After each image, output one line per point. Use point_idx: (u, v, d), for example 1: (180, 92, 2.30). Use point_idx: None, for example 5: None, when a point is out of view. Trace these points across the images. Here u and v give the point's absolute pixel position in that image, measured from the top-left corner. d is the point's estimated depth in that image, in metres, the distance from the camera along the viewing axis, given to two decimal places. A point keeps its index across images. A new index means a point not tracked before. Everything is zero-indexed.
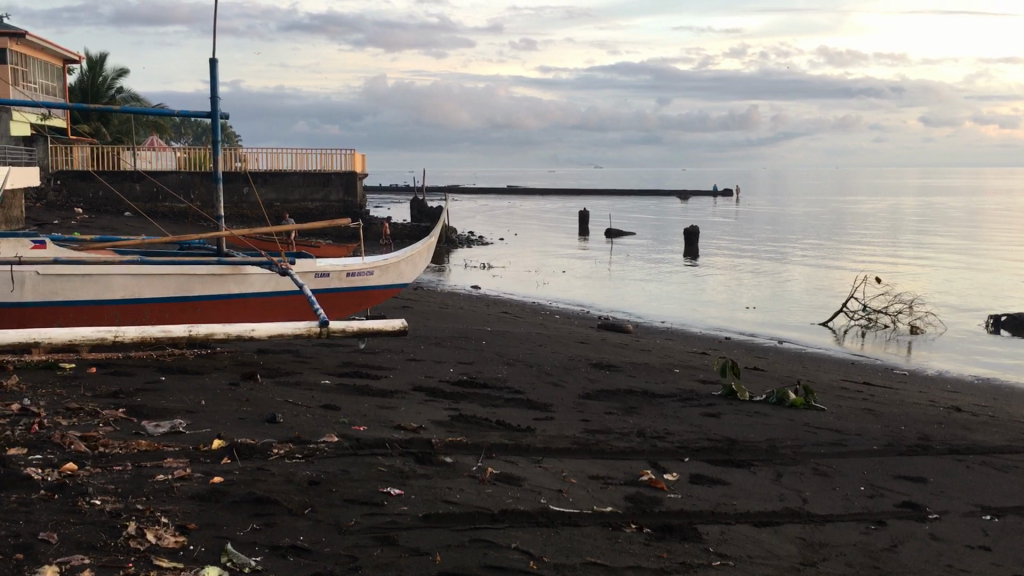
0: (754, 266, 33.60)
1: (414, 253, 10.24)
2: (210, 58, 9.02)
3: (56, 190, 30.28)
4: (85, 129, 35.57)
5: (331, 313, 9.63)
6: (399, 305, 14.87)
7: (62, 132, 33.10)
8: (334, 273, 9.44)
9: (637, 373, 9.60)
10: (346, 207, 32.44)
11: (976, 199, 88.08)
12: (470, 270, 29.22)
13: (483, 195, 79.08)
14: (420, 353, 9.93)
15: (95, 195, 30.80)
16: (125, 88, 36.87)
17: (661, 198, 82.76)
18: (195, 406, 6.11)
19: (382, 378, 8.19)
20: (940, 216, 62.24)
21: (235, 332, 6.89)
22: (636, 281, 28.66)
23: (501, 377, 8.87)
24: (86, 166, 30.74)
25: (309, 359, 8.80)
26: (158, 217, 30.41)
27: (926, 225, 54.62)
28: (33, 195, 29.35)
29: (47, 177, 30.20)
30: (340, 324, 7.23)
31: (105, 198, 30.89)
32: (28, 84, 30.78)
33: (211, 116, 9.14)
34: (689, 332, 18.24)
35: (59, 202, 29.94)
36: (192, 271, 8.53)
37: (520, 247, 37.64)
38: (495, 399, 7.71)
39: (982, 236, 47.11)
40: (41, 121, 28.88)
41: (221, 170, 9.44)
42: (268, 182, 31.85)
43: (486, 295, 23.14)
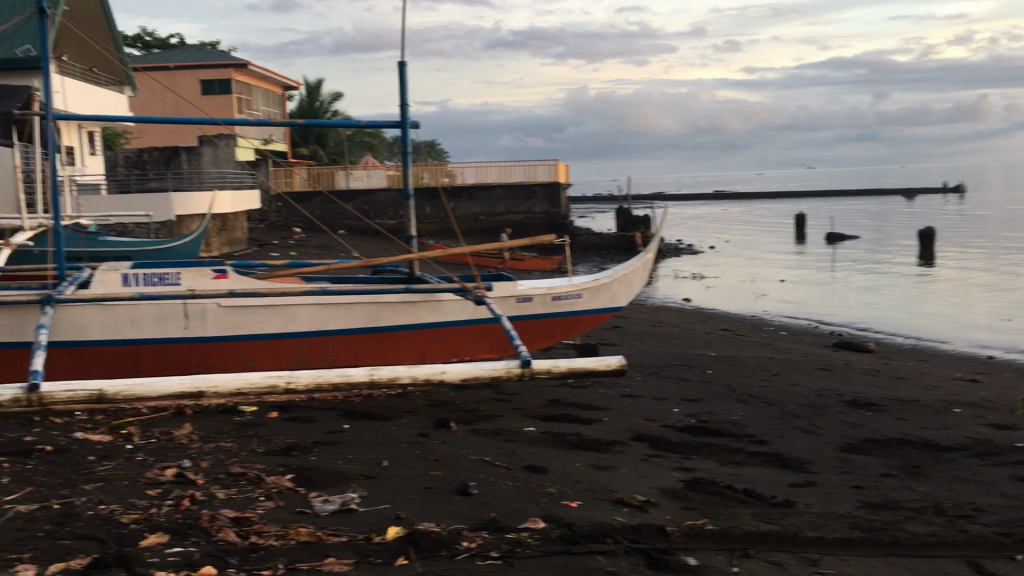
0: (1003, 271, 29.87)
1: (629, 270, 8.92)
2: (397, 61, 8.10)
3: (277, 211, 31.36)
4: (304, 152, 36.85)
5: (536, 341, 8.51)
6: (609, 326, 13.63)
7: (283, 155, 34.40)
8: (537, 297, 8.32)
9: (908, 414, 7.81)
10: (551, 219, 31.67)
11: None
12: (680, 281, 27.63)
13: (688, 201, 76.88)
14: (637, 388, 8.62)
15: (313, 214, 31.70)
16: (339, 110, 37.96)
17: (882, 198, 77.09)
18: (376, 469, 5.08)
19: (595, 424, 6.95)
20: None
21: (423, 373, 5.81)
22: (866, 290, 26.05)
23: (738, 420, 7.41)
24: (305, 187, 31.69)
25: (511, 397, 7.71)
26: (370, 235, 30.85)
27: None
28: (257, 216, 30.52)
29: (269, 199, 31.31)
30: (546, 363, 6.05)
31: (321, 217, 31.71)
32: (252, 111, 32.13)
33: (401, 125, 8.22)
34: (937, 351, 15.96)
35: (280, 223, 30.97)
36: (382, 299, 7.64)
37: (732, 255, 35.56)
38: (734, 454, 6.29)
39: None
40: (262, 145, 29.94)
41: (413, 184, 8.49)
42: (473, 196, 31.58)
43: (701, 308, 21.51)
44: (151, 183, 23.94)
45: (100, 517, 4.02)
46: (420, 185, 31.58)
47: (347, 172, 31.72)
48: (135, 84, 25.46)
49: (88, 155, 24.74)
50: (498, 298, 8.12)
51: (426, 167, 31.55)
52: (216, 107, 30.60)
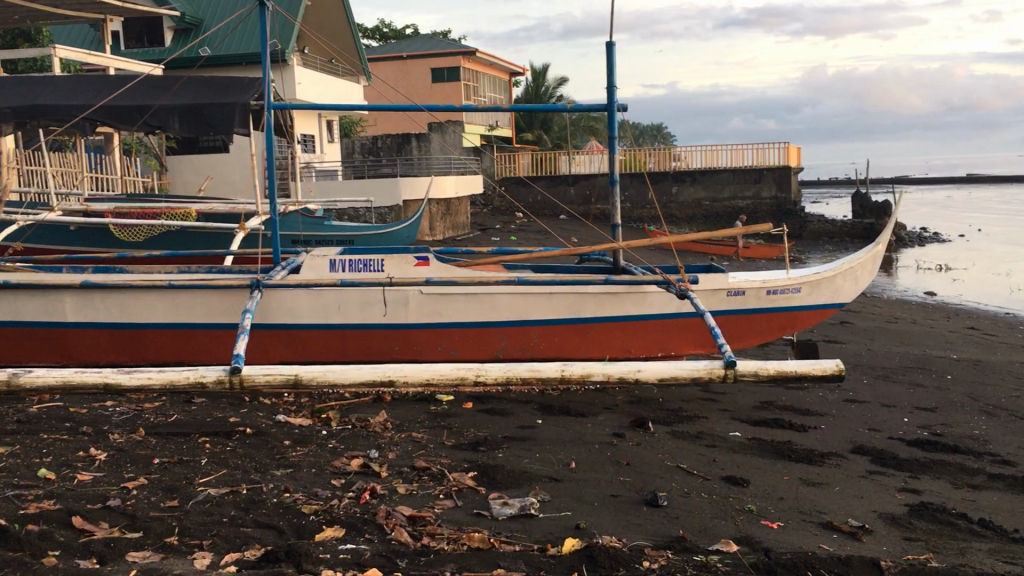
0: None
1: (856, 264, 8.15)
2: (607, 42, 7.79)
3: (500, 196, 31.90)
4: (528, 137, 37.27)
5: (748, 338, 7.97)
6: (837, 322, 12.67)
7: (508, 140, 34.94)
8: (750, 291, 7.78)
9: None
10: (780, 205, 30.18)
11: None
12: (923, 273, 25.45)
13: (935, 185, 71.21)
14: (863, 393, 7.87)
15: (535, 199, 31.97)
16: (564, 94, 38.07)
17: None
18: (563, 471, 4.86)
19: (811, 431, 6.37)
20: None
21: (618, 371, 5.52)
22: None
23: (979, 435, 6.55)
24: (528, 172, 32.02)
25: (719, 398, 7.23)
26: (591, 220, 30.74)
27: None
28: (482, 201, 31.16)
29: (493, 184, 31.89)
30: (753, 364, 5.58)
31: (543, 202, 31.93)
32: (479, 98, 32.86)
33: (609, 108, 7.91)
34: None
35: (503, 207, 31.49)
36: (584, 289, 7.39)
37: (985, 244, 32.45)
38: (972, 475, 5.53)
39: None
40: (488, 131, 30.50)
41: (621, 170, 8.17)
42: (697, 181, 30.62)
43: (947, 303, 19.64)
44: (383, 169, 25.00)
45: (283, 505, 4.03)
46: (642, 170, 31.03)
47: (570, 156, 31.72)
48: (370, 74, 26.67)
49: (327, 143, 26.21)
50: (708, 291, 7.66)
51: (652, 152, 31.23)
52: (444, 95, 31.52)
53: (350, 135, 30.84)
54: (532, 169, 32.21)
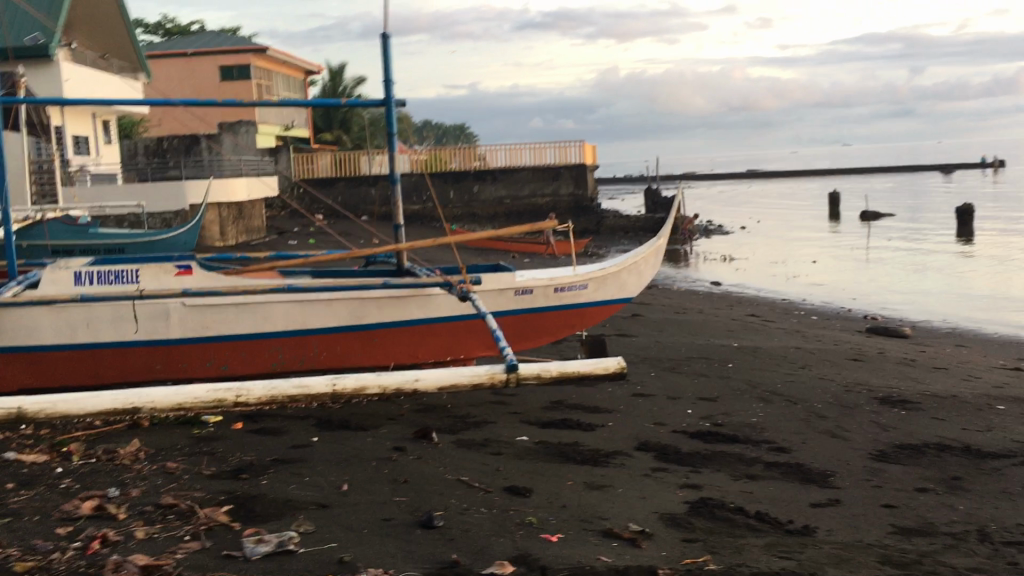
0: None
1: (639, 259, 8.21)
2: (381, 35, 7.43)
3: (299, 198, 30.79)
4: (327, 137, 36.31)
5: (537, 338, 7.85)
6: (628, 316, 12.91)
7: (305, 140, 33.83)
8: (537, 289, 7.64)
9: (946, 413, 7.04)
10: (577, 201, 30.88)
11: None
12: (710, 264, 26.72)
13: (719, 180, 75.54)
14: (650, 387, 7.91)
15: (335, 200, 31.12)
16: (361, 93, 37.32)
17: (919, 174, 75.25)
18: (332, 496, 4.46)
19: (598, 431, 6.28)
20: None
21: (394, 382, 5.18)
22: (903, 270, 25.01)
23: (757, 423, 6.69)
24: (327, 174, 31.11)
25: (508, 400, 7.05)
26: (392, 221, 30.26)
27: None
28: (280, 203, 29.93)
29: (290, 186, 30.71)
30: (534, 367, 5.39)
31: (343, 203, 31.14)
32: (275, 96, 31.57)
33: (386, 104, 7.55)
34: (981, 336, 15.10)
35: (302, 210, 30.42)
36: (365, 294, 7.00)
37: (764, 235, 34.61)
38: (749, 465, 5.59)
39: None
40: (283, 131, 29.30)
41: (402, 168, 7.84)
42: (497, 179, 30.80)
43: (730, 292, 20.65)
44: (168, 171, 23.47)
45: None
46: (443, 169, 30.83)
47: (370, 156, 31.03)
48: (150, 69, 25.04)
49: (103, 144, 24.34)
50: (495, 291, 7.45)
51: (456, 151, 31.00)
52: (235, 94, 30.09)
53: (132, 135, 28.82)
54: (331, 170, 31.29)
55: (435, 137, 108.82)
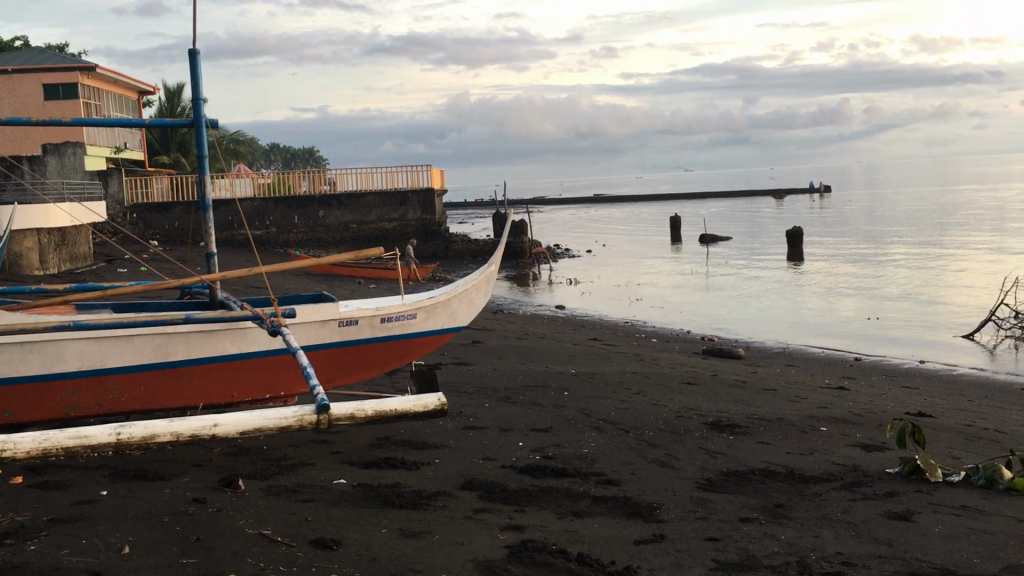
0: (867, 269, 30.49)
1: (470, 287, 8.00)
2: (190, 49, 6.94)
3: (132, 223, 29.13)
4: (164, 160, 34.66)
5: (363, 371, 7.48)
6: (469, 343, 12.69)
7: (138, 163, 32.09)
8: (362, 320, 7.29)
9: (772, 437, 7.11)
10: (425, 226, 30.61)
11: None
12: (556, 287, 26.97)
13: (568, 205, 76.94)
14: (483, 420, 7.67)
15: (170, 227, 29.49)
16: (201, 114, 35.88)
17: (754, 199, 79.06)
18: (110, 562, 3.97)
19: (423, 469, 5.97)
20: None
21: (191, 428, 4.70)
22: (738, 292, 25.99)
23: (587, 454, 6.55)
24: (163, 198, 29.58)
25: (331, 440, 6.64)
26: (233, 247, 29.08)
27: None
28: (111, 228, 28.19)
29: (122, 211, 29.05)
30: (348, 406, 5.02)
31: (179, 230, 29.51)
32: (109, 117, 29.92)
33: (196, 124, 7.05)
34: (809, 356, 15.71)
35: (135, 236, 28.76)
36: (171, 330, 6.47)
37: (609, 258, 35.29)
38: (576, 500, 5.40)
39: None
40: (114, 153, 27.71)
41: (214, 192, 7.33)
42: (343, 204, 30.20)
43: (575, 315, 20.83)
44: None
45: None
46: (286, 194, 29.90)
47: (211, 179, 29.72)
48: None
49: None
50: (317, 323, 7.05)
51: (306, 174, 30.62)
52: (60, 113, 28.26)
53: None
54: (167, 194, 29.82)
55: (282, 159, 106.23)
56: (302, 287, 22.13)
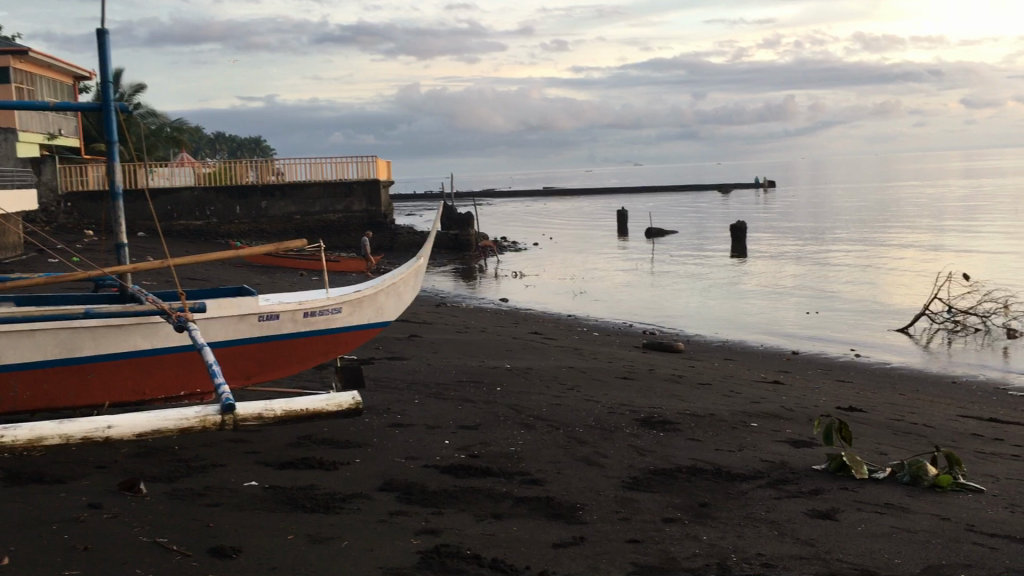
0: (809, 263, 30.82)
1: (397, 280, 7.81)
2: (100, 30, 6.65)
3: (66, 212, 28.26)
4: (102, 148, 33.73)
5: (285, 368, 7.24)
6: (406, 337, 12.44)
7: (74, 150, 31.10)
8: (284, 314, 7.04)
9: (701, 433, 7.02)
10: (369, 218, 30.16)
11: (1021, 181, 84.73)
12: (501, 280, 26.80)
13: (517, 198, 76.81)
14: (411, 416, 7.47)
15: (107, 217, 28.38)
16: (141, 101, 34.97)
17: (701, 193, 79.76)
18: None
19: (341, 470, 5.75)
20: (990, 202, 59.01)
21: (84, 430, 4.43)
22: (683, 286, 26.04)
23: (513, 452, 6.39)
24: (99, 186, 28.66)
25: (250, 439, 6.40)
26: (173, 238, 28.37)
27: (976, 212, 51.71)
28: (44, 217, 27.27)
29: (56, 200, 28.18)
30: (256, 406, 4.78)
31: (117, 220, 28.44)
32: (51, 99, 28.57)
33: (105, 108, 6.76)
34: (750, 349, 15.75)
35: (70, 225, 27.92)
36: (77, 324, 6.17)
37: (556, 251, 35.21)
38: (496, 501, 5.23)
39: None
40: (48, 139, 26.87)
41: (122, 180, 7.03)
42: (286, 195, 29.58)
43: (519, 309, 20.66)
44: None
45: None
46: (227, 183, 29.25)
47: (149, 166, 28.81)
48: None
49: None
50: (236, 318, 6.80)
51: (253, 164, 29.80)
52: None
53: None
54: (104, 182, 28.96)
55: (227, 148, 104.28)
56: (241, 279, 21.63)
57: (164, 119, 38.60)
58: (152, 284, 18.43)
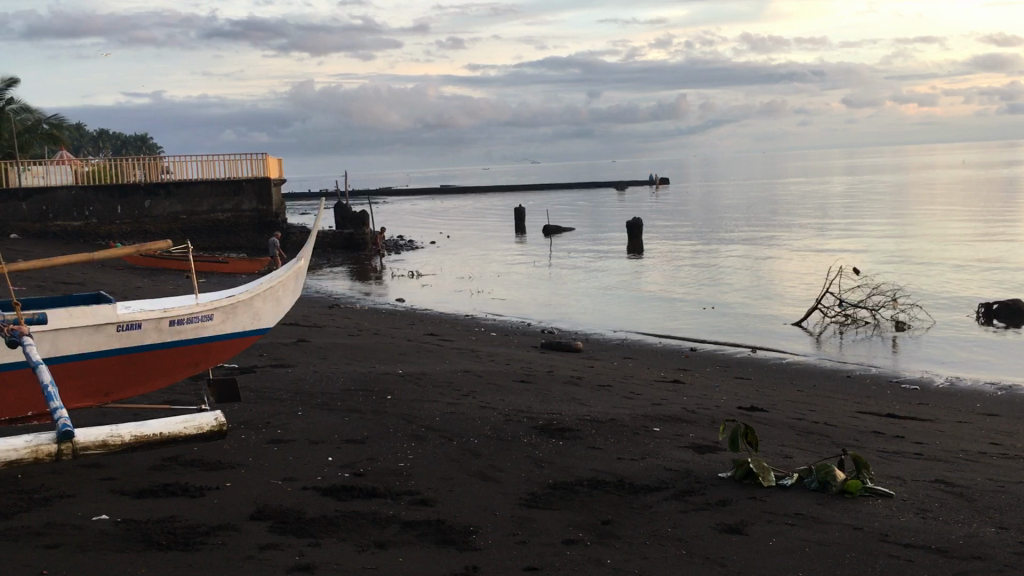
0: (703, 259, 31.17)
1: (275, 284, 7.22)
2: None
3: None
4: None
5: (148, 382, 6.56)
6: (292, 341, 11.75)
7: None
8: (147, 323, 6.37)
9: (602, 440, 6.68)
10: (260, 217, 28.92)
11: (896, 177, 88.51)
12: (397, 280, 26.15)
13: (413, 196, 75.92)
14: (292, 431, 6.88)
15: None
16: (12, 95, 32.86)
17: (597, 190, 80.51)
18: None
19: (210, 498, 5.16)
20: (870, 198, 61.23)
21: None
22: (581, 283, 25.88)
23: (401, 469, 5.89)
24: None
25: (108, 463, 5.72)
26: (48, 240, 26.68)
27: (858, 207, 53.58)
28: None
29: None
30: (101, 432, 4.17)
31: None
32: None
33: None
34: (648, 347, 15.60)
35: None
36: None
37: (454, 249, 34.70)
38: (381, 528, 4.74)
39: (912, 216, 46.06)
40: None
41: None
42: (171, 193, 28.19)
43: (415, 309, 20.09)
44: None
45: None
46: (109, 182, 27.77)
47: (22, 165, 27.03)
48: None
49: None
50: (91, 328, 6.11)
51: (140, 162, 28.33)
52: None
53: None
54: None
55: (111, 146, 99.82)
56: (122, 282, 20.39)
57: (39, 114, 36.42)
58: (23, 290, 17.13)
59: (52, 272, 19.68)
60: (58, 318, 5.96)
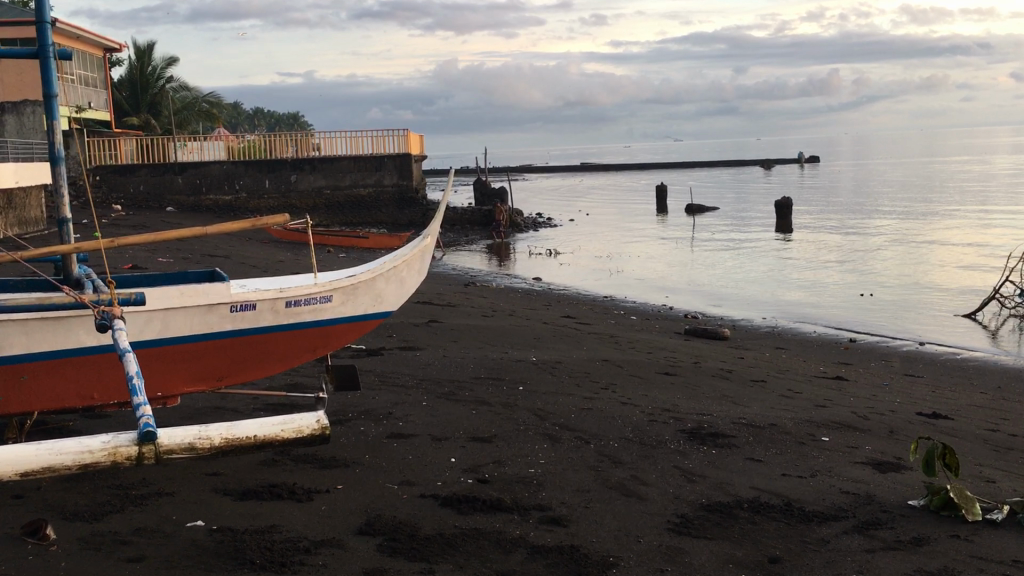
0: (859, 241, 29.25)
1: (398, 264, 6.64)
2: None
3: (95, 185, 26.34)
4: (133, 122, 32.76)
5: (261, 367, 6.08)
6: (423, 322, 11.24)
7: (103, 123, 30.09)
8: (262, 304, 5.88)
9: (762, 451, 5.79)
10: (401, 193, 28.93)
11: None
12: (535, 258, 25.60)
13: (552, 173, 75.28)
14: (415, 425, 6.30)
15: (137, 191, 27.05)
16: (172, 73, 33.97)
17: (740, 169, 77.78)
18: None
19: (319, 503, 4.60)
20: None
21: None
22: (726, 264, 24.59)
23: (529, 478, 5.18)
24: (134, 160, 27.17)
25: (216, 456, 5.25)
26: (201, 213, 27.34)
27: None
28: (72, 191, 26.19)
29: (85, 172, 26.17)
30: (189, 434, 3.67)
31: (146, 194, 26.97)
32: (85, 69, 27.18)
33: (40, 54, 5.62)
34: (803, 336, 14.42)
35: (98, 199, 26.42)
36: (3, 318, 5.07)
37: (592, 228, 33.87)
38: (506, 554, 4.05)
39: None
40: (75, 112, 25.85)
41: (60, 149, 5.63)
42: (316, 168, 28.44)
43: (552, 289, 19.40)
44: None
45: None
46: (260, 157, 28.27)
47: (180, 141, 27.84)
48: None
49: None
50: (202, 309, 5.66)
51: (292, 138, 28.72)
52: None
53: None
54: (136, 156, 27.29)
55: (265, 123, 103.33)
56: (266, 255, 20.54)
57: (197, 92, 37.61)
58: (170, 262, 17.37)
59: (202, 246, 19.98)
60: (169, 297, 5.53)
